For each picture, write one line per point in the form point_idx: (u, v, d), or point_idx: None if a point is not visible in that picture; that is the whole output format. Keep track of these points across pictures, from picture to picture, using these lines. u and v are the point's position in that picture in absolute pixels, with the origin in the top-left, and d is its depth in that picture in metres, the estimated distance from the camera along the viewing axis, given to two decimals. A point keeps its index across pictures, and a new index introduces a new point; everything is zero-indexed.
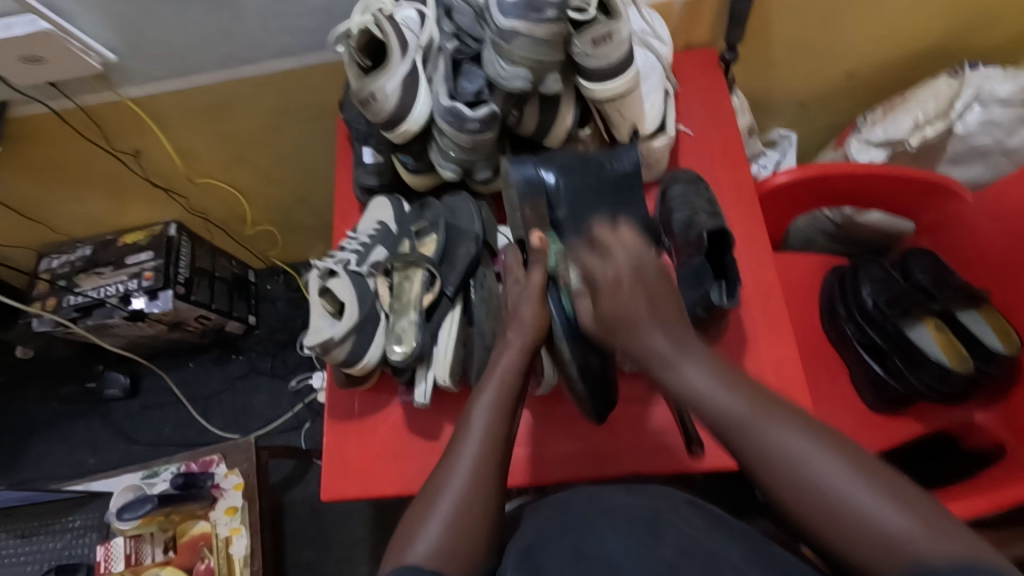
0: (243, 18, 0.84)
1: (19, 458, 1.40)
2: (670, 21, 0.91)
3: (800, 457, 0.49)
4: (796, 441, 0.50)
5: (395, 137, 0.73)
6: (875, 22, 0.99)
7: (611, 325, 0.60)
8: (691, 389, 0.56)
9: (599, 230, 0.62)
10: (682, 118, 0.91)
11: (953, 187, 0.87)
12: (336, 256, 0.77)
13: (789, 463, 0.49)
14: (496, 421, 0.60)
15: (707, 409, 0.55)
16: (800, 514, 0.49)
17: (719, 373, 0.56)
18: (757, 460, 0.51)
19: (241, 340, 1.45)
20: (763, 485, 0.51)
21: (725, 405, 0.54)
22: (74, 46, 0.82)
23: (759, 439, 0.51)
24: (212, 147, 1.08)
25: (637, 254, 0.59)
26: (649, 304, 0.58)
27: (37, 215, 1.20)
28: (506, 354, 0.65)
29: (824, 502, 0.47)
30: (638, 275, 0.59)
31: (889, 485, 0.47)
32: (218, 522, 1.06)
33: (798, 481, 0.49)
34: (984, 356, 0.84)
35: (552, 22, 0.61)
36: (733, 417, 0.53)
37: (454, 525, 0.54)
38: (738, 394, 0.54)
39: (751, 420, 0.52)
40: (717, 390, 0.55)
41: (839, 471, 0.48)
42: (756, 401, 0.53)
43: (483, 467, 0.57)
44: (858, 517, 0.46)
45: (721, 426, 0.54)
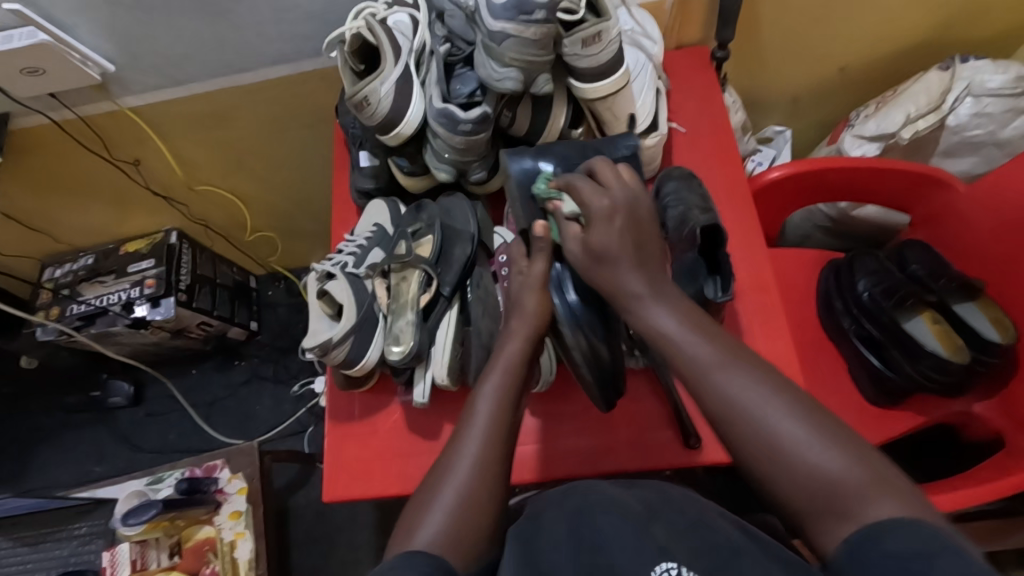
0: (239, 27, 0.85)
1: (25, 468, 1.41)
2: (661, 21, 0.92)
3: (753, 399, 0.49)
4: (754, 389, 0.50)
5: (390, 139, 0.73)
6: (866, 18, 1.00)
7: (588, 267, 0.61)
8: (657, 331, 0.56)
9: (597, 167, 0.64)
10: (675, 116, 0.91)
11: (946, 179, 0.88)
12: (334, 258, 0.78)
13: (744, 408, 0.49)
14: (501, 406, 0.60)
15: (668, 343, 0.55)
16: (752, 456, 0.49)
17: (688, 320, 0.56)
18: (708, 398, 0.52)
19: (244, 346, 1.46)
20: (712, 416, 0.52)
21: (685, 346, 0.54)
22: (73, 57, 0.83)
23: (713, 376, 0.51)
24: (211, 155, 1.09)
25: (622, 198, 0.60)
26: (633, 260, 0.58)
27: (40, 225, 1.21)
28: (510, 342, 0.65)
29: (775, 451, 0.47)
30: (614, 216, 0.59)
31: (844, 442, 0.46)
32: (223, 526, 1.07)
33: (745, 421, 0.49)
34: (979, 345, 0.84)
35: (541, 23, 0.62)
36: (695, 356, 0.53)
37: (458, 515, 0.54)
38: (698, 334, 0.54)
39: (709, 358, 0.53)
40: (682, 333, 0.55)
41: (792, 421, 0.48)
42: (721, 346, 0.53)
43: (487, 454, 0.57)
44: (798, 461, 0.46)
45: (679, 354, 0.54)
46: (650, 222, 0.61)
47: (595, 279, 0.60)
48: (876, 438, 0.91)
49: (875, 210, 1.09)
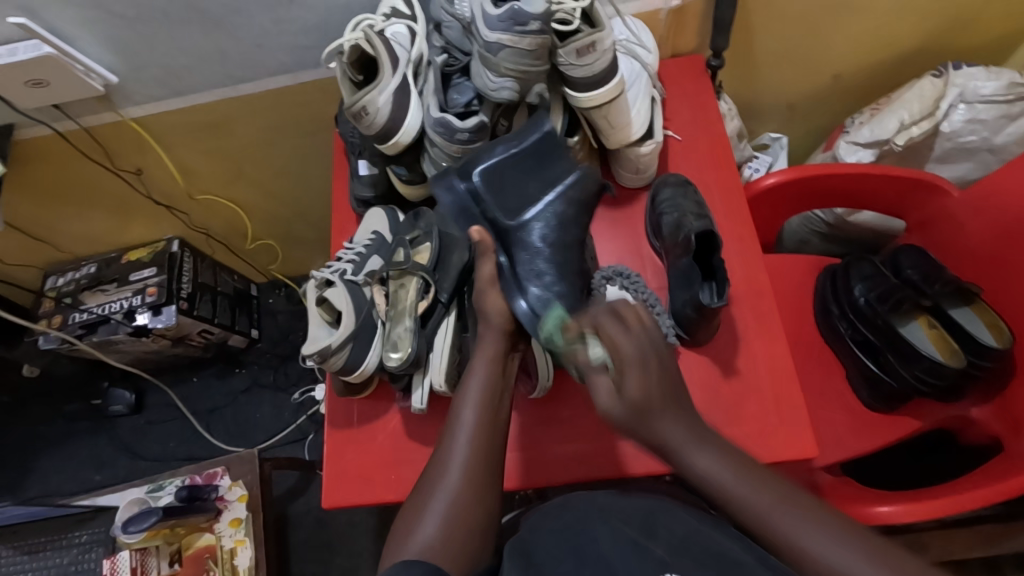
0: (239, 39, 0.87)
1: (25, 476, 1.42)
2: (656, 30, 0.93)
3: (815, 548, 0.49)
4: (812, 539, 0.49)
5: (388, 148, 0.75)
6: (859, 27, 1.01)
7: (625, 429, 0.54)
8: (706, 478, 0.53)
9: (620, 308, 0.56)
10: (670, 123, 0.92)
11: (940, 185, 0.88)
12: (334, 265, 0.78)
13: (804, 551, 0.50)
14: (484, 406, 0.63)
15: (726, 495, 0.53)
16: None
17: (733, 461, 0.53)
18: (767, 541, 0.52)
19: (244, 354, 1.46)
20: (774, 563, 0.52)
21: (740, 498, 0.52)
22: (77, 69, 0.85)
23: (771, 521, 0.51)
24: (213, 164, 1.11)
25: (643, 345, 0.53)
26: (665, 403, 0.53)
27: (43, 235, 1.22)
28: (485, 340, 0.68)
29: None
30: (645, 366, 0.53)
31: (905, 569, 0.47)
32: (223, 534, 1.07)
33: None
34: (975, 350, 0.83)
35: (536, 34, 0.63)
36: (761, 513, 0.52)
37: (449, 518, 0.56)
38: (745, 479, 0.53)
39: (773, 509, 0.51)
40: (735, 479, 0.53)
41: (856, 560, 0.48)
42: (769, 485, 0.53)
43: (475, 455, 0.60)
44: None
45: (750, 517, 0.52)
46: (660, 356, 0.54)
47: (636, 436, 0.54)
48: (873, 444, 0.92)
49: (871, 215, 1.09)
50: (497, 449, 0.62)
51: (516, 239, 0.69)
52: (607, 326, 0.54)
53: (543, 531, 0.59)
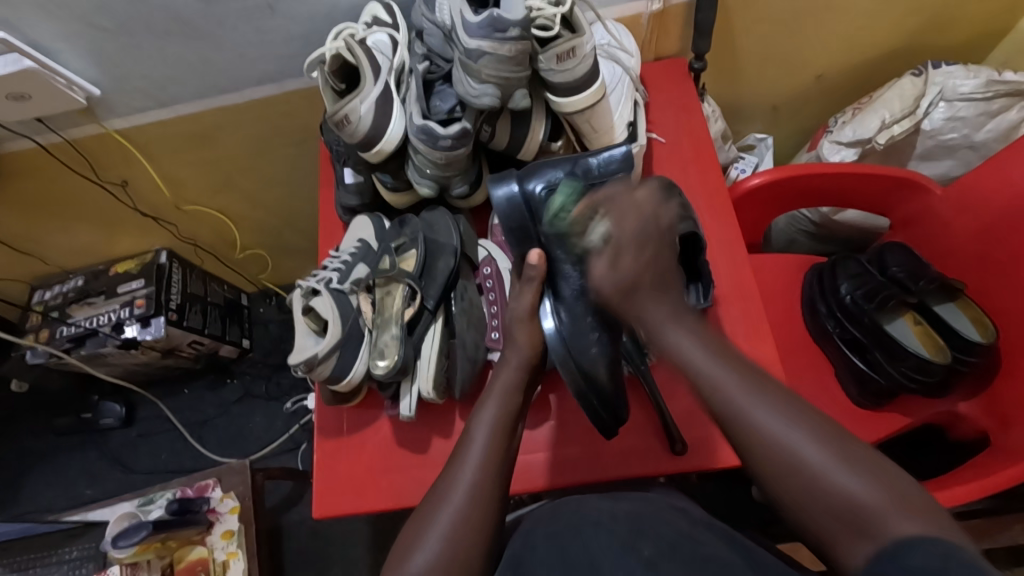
0: (221, 49, 0.87)
1: (15, 492, 1.40)
2: (639, 35, 0.94)
3: (777, 428, 0.51)
4: (775, 423, 0.51)
5: (372, 156, 0.75)
6: (839, 28, 1.02)
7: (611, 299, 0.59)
8: (680, 352, 0.56)
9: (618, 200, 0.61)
10: (655, 126, 0.93)
11: (922, 182, 0.89)
12: (319, 274, 0.79)
13: (776, 438, 0.50)
14: (496, 435, 0.62)
15: (695, 371, 0.55)
16: (770, 476, 0.51)
17: (709, 342, 0.57)
18: (737, 423, 0.53)
19: (236, 364, 1.46)
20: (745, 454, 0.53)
21: (709, 366, 0.55)
22: (59, 82, 0.84)
23: (744, 402, 0.52)
24: (199, 174, 1.10)
25: (643, 230, 0.59)
26: (651, 285, 0.58)
27: (29, 248, 1.21)
28: (504, 375, 0.67)
29: (796, 472, 0.49)
30: (641, 249, 0.58)
31: (862, 462, 0.48)
32: (215, 546, 1.07)
33: (773, 453, 0.50)
34: (960, 346, 0.84)
35: (515, 41, 0.63)
36: (724, 384, 0.54)
37: (452, 538, 0.55)
38: (721, 359, 0.55)
39: (734, 382, 0.54)
40: (709, 357, 0.55)
41: (814, 448, 0.49)
42: (742, 373, 0.54)
43: (483, 478, 0.59)
44: (823, 482, 0.48)
45: (709, 388, 0.54)
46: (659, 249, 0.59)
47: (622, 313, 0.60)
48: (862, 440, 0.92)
49: (856, 214, 1.10)
50: (506, 474, 0.61)
51: (561, 276, 0.68)
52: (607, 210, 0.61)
53: (541, 539, 0.58)
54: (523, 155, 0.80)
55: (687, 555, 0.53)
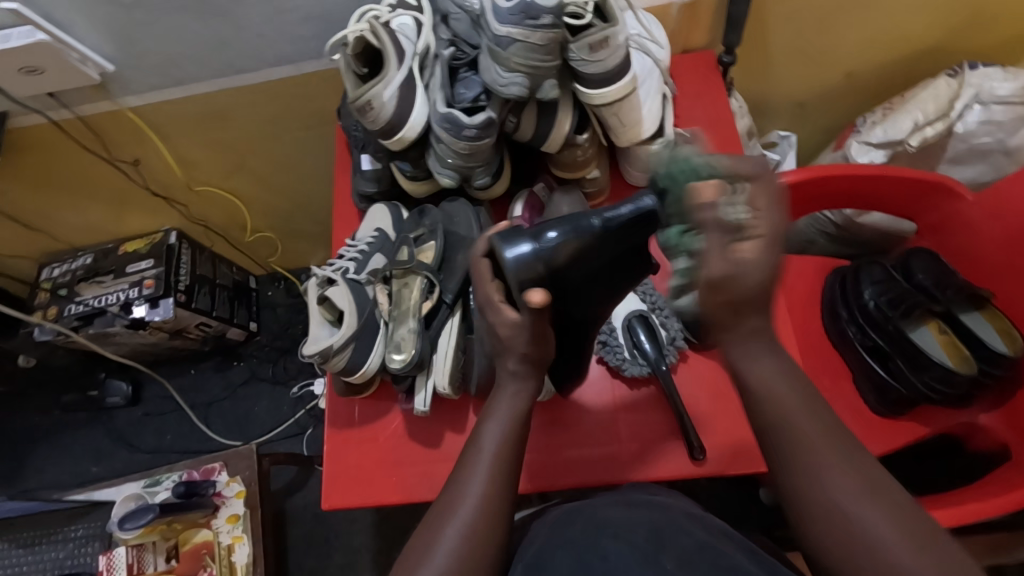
0: (240, 28, 0.84)
1: (19, 468, 1.40)
2: (668, 25, 0.91)
3: (841, 490, 0.49)
4: (838, 482, 0.50)
5: (393, 144, 0.73)
6: (874, 25, 0.98)
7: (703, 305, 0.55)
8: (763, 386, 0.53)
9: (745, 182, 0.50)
10: (680, 121, 0.91)
11: (956, 188, 0.87)
12: (335, 263, 0.78)
13: (836, 499, 0.49)
14: (505, 443, 0.59)
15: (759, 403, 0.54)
16: (824, 536, 0.49)
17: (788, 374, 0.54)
18: (799, 473, 0.51)
19: (243, 347, 1.45)
20: (797, 502, 0.51)
21: (782, 408, 0.53)
22: (72, 57, 0.82)
23: (808, 453, 0.51)
24: (211, 155, 1.08)
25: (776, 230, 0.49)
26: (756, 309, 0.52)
27: (38, 224, 1.20)
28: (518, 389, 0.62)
29: (842, 528, 0.49)
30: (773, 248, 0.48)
31: (928, 541, 0.47)
32: (220, 530, 1.06)
33: (836, 516, 0.49)
34: (986, 357, 0.82)
35: (548, 29, 0.61)
36: (794, 429, 0.52)
37: (459, 550, 0.53)
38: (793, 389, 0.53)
39: (809, 433, 0.52)
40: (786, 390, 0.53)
41: (880, 518, 0.48)
42: (821, 425, 0.52)
43: (490, 487, 0.57)
44: (885, 557, 0.47)
45: (783, 432, 0.52)
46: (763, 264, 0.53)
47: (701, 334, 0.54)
48: (878, 448, 0.90)
49: (880, 217, 1.08)
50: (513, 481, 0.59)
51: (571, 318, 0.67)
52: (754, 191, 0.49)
53: (556, 546, 0.56)
54: (547, 148, 0.77)
55: (701, 560, 0.52)
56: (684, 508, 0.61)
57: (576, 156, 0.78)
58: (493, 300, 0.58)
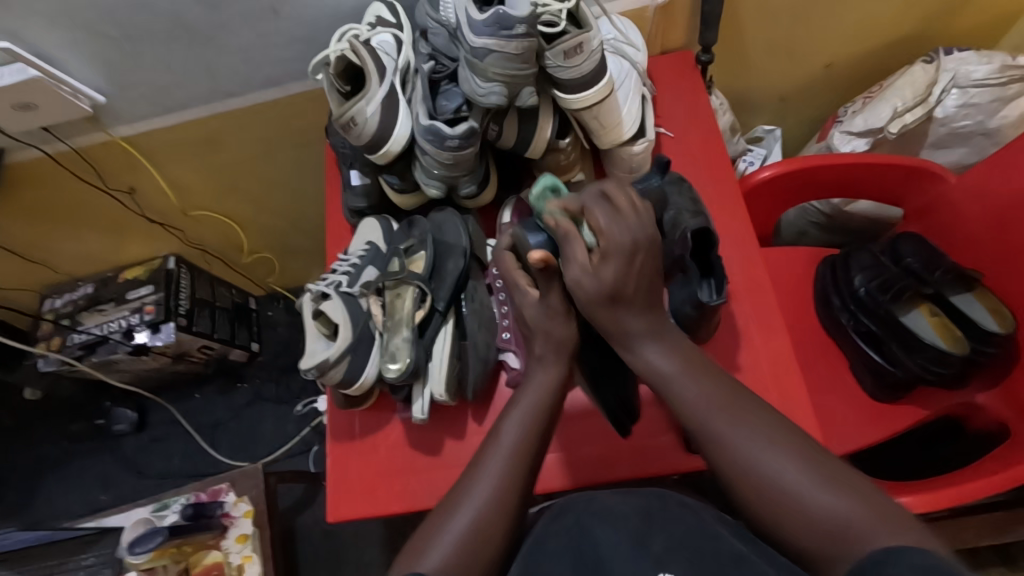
0: (225, 53, 0.86)
1: (30, 500, 1.41)
2: (644, 28, 0.93)
3: (749, 449, 0.53)
4: (744, 445, 0.54)
5: (379, 158, 0.74)
6: (847, 17, 1.00)
7: (593, 307, 0.59)
8: (650, 367, 0.60)
9: (611, 190, 0.58)
10: (662, 121, 0.92)
11: (937, 171, 0.88)
12: (329, 279, 0.79)
13: (743, 458, 0.53)
14: (526, 441, 0.61)
15: (668, 386, 0.59)
16: (743, 490, 0.53)
17: (680, 358, 0.60)
18: (710, 445, 0.56)
19: (245, 367, 1.46)
20: (715, 463, 0.56)
21: (681, 391, 0.58)
22: (64, 91, 0.84)
23: (713, 422, 0.56)
24: (204, 180, 1.10)
25: (638, 234, 0.56)
26: (652, 334, 0.61)
27: (38, 256, 1.22)
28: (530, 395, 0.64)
29: (763, 483, 0.52)
30: (630, 257, 0.56)
31: (839, 482, 0.50)
32: (230, 551, 1.06)
33: (744, 471, 0.53)
34: (977, 336, 0.83)
35: (522, 37, 0.62)
36: (697, 404, 0.57)
37: (467, 537, 0.54)
38: (682, 367, 0.60)
39: (710, 408, 0.57)
40: (682, 374, 0.59)
41: (790, 468, 0.52)
42: (725, 398, 0.57)
43: (506, 482, 0.58)
44: (800, 501, 0.50)
45: (685, 408, 0.58)
46: (648, 257, 0.57)
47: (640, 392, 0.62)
48: (879, 435, 0.90)
49: (868, 204, 1.09)
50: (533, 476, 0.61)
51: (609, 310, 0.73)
52: (618, 199, 0.57)
53: (551, 539, 0.57)
54: (530, 154, 0.78)
55: (687, 556, 0.51)
56: (679, 496, 0.62)
57: (559, 160, 0.80)
58: (518, 281, 0.67)
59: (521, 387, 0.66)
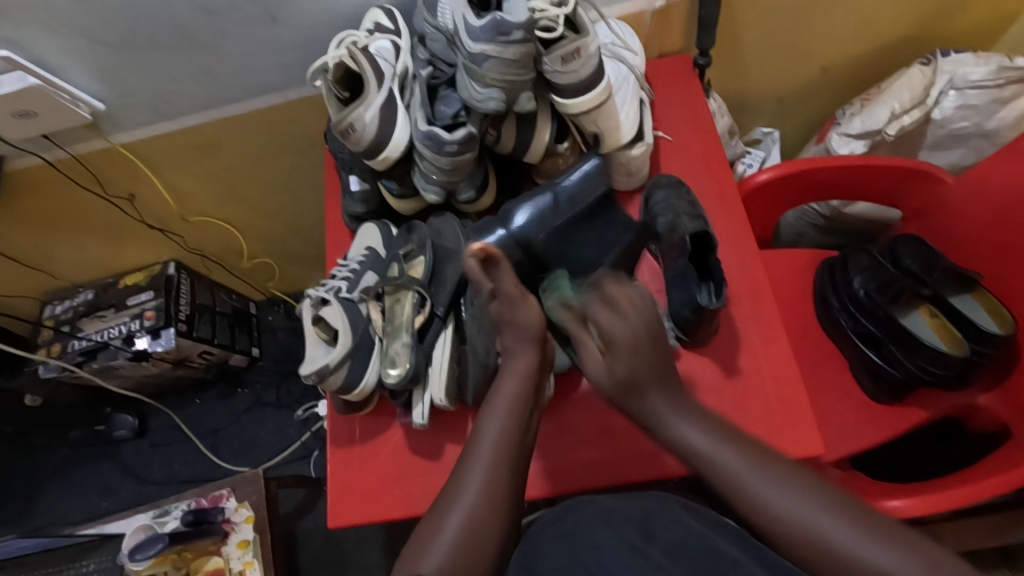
0: (225, 60, 0.86)
1: (31, 507, 1.41)
2: (642, 32, 0.93)
3: (795, 510, 0.54)
4: (787, 503, 0.55)
5: (378, 163, 0.75)
6: (845, 19, 1.01)
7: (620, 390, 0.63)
8: (685, 442, 0.61)
9: (610, 288, 0.63)
10: (661, 124, 0.92)
11: (935, 173, 0.88)
12: (328, 284, 0.80)
13: (795, 521, 0.54)
14: (512, 441, 0.61)
15: (702, 458, 0.59)
16: (802, 556, 0.53)
17: (708, 428, 0.61)
18: (755, 514, 0.56)
19: (246, 373, 1.46)
20: (763, 533, 0.56)
21: (715, 456, 0.59)
22: (63, 98, 0.85)
23: (749, 488, 0.56)
24: (203, 186, 1.10)
25: (639, 329, 0.62)
26: (659, 382, 0.63)
27: (38, 263, 1.22)
28: (510, 384, 0.64)
29: (820, 545, 0.53)
30: (636, 351, 0.61)
31: (881, 531, 0.52)
32: (231, 556, 1.06)
33: (799, 534, 0.54)
34: (976, 337, 0.83)
35: (520, 43, 0.63)
36: (734, 474, 0.57)
37: (461, 540, 0.55)
38: (711, 435, 0.60)
39: (751, 476, 0.57)
40: (711, 445, 0.59)
41: (838, 523, 0.53)
42: (758, 464, 0.58)
43: (498, 484, 0.58)
44: (851, 559, 0.51)
45: (725, 484, 0.58)
46: (660, 345, 0.63)
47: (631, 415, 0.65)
48: (881, 437, 0.90)
49: (866, 206, 1.09)
50: (518, 471, 0.60)
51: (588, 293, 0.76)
52: (620, 301, 0.62)
53: (549, 540, 0.57)
54: (529, 159, 0.79)
55: (686, 554, 0.52)
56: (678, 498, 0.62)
57: (558, 165, 0.81)
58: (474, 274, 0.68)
59: (495, 378, 0.66)
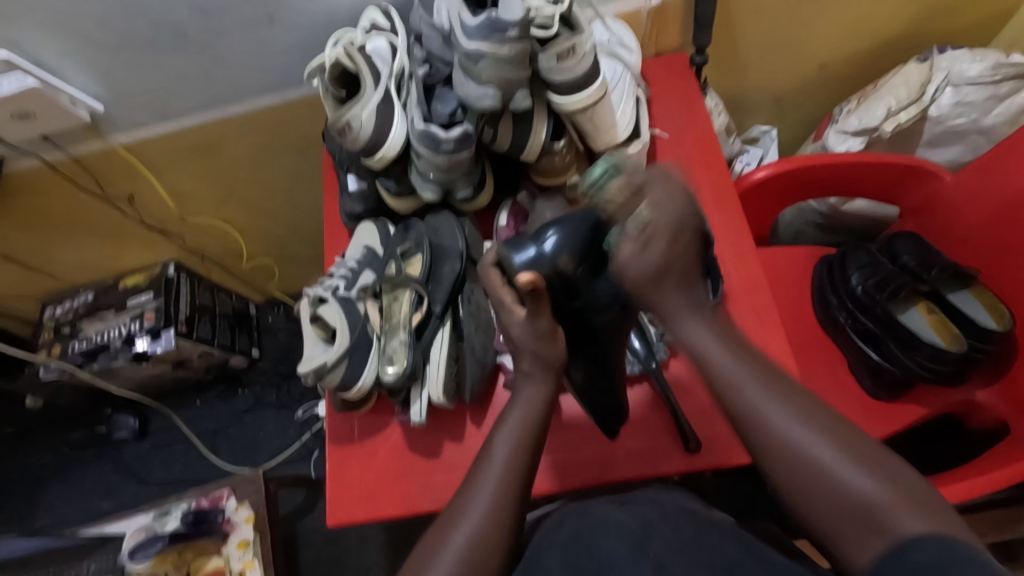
0: (223, 60, 0.87)
1: (31, 509, 1.41)
2: (639, 31, 0.93)
3: (781, 422, 0.52)
4: (779, 415, 0.53)
5: (375, 162, 0.75)
6: (842, 17, 1.01)
7: (640, 285, 0.59)
8: (690, 344, 0.59)
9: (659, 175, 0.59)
10: (657, 122, 0.93)
11: (932, 169, 0.88)
12: (326, 282, 0.80)
13: (784, 436, 0.52)
14: (516, 454, 0.61)
15: (708, 362, 0.57)
16: (783, 476, 0.52)
17: (716, 327, 0.59)
18: (754, 428, 0.54)
19: (246, 374, 1.46)
20: (750, 442, 0.54)
21: (718, 361, 0.57)
22: (62, 100, 0.85)
23: (754, 398, 0.54)
24: (203, 187, 1.11)
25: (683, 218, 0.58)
26: (679, 280, 0.59)
27: (38, 264, 1.22)
28: (521, 406, 0.65)
29: (801, 463, 0.51)
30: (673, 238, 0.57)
31: (875, 459, 0.49)
32: (231, 557, 1.05)
33: (782, 446, 0.52)
34: (975, 333, 0.83)
35: (515, 41, 0.63)
36: (736, 377, 0.56)
37: (466, 555, 0.54)
38: (726, 347, 0.58)
39: (754, 388, 0.55)
40: (716, 346, 0.58)
41: (821, 441, 0.51)
42: (762, 375, 0.55)
43: (503, 495, 0.58)
44: (832, 478, 0.49)
45: (725, 386, 0.56)
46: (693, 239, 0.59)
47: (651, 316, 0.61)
48: (881, 432, 0.90)
49: (866, 203, 1.09)
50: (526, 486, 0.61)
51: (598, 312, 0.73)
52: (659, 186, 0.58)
53: (548, 548, 0.59)
54: (525, 157, 0.79)
55: (688, 555, 0.53)
56: (678, 503, 0.63)
57: (554, 162, 0.80)
58: (504, 299, 0.65)
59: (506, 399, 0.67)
